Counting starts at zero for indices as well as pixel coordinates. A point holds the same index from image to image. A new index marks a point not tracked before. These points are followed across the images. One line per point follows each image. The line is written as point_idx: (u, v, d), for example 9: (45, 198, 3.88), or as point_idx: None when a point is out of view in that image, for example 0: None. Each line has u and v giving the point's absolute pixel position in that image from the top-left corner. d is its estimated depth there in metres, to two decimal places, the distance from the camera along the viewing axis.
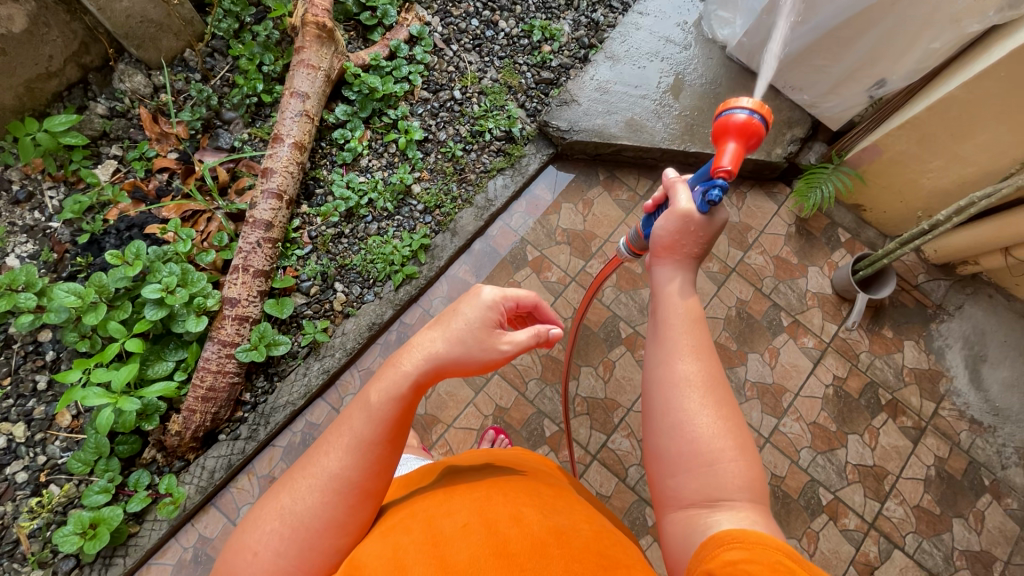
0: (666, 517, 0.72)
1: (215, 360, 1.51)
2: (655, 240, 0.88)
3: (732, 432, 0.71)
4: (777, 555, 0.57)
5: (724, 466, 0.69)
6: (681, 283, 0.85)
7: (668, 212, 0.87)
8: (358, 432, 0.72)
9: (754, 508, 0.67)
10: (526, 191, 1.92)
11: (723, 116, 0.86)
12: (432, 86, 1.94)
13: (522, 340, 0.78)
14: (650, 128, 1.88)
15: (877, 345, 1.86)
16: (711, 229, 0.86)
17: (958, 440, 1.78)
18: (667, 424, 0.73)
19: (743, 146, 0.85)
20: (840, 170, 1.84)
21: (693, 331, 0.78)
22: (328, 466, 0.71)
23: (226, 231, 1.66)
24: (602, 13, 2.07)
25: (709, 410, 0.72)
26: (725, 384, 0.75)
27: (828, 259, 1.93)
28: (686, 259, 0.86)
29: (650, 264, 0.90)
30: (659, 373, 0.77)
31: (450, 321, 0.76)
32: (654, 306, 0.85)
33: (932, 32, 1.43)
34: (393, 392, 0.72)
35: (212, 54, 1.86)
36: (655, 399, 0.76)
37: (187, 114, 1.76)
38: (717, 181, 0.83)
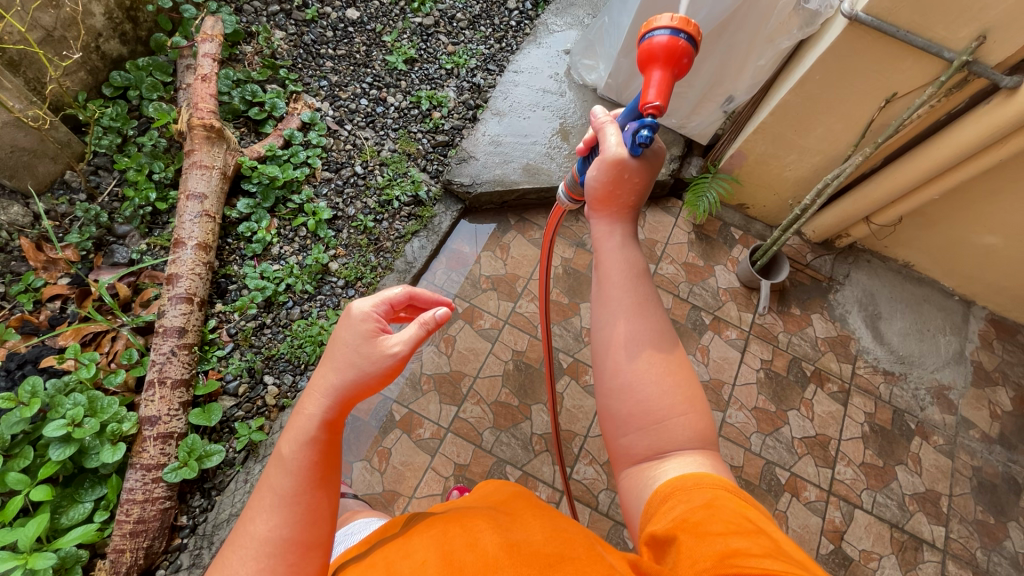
0: (622, 472, 0.76)
1: (141, 488, 1.38)
2: (592, 191, 0.86)
3: (681, 386, 0.74)
4: (715, 492, 0.65)
5: (675, 420, 0.72)
6: (620, 236, 0.85)
7: (599, 161, 0.85)
8: (280, 489, 0.71)
9: (704, 455, 0.72)
10: (444, 247, 1.97)
11: (646, 40, 0.87)
12: (333, 165, 1.99)
13: (409, 335, 0.76)
14: (546, 169, 2.02)
15: (791, 324, 2.03)
16: (643, 175, 0.85)
17: (879, 393, 1.95)
18: (619, 385, 0.75)
19: (670, 72, 0.87)
20: (718, 177, 2.05)
21: (635, 290, 0.79)
22: (256, 532, 0.69)
23: (135, 347, 1.56)
24: (482, 77, 2.24)
25: (657, 368, 0.74)
26: (669, 338, 0.78)
27: (728, 255, 2.11)
28: (622, 209, 0.86)
29: (589, 216, 0.89)
30: (606, 335, 0.78)
31: (336, 350, 0.75)
32: (596, 261, 0.85)
33: (757, 51, 1.68)
34: (303, 438, 0.72)
35: (97, 172, 1.81)
36: (605, 359, 0.78)
37: (75, 236, 1.69)
38: (647, 121, 0.81)
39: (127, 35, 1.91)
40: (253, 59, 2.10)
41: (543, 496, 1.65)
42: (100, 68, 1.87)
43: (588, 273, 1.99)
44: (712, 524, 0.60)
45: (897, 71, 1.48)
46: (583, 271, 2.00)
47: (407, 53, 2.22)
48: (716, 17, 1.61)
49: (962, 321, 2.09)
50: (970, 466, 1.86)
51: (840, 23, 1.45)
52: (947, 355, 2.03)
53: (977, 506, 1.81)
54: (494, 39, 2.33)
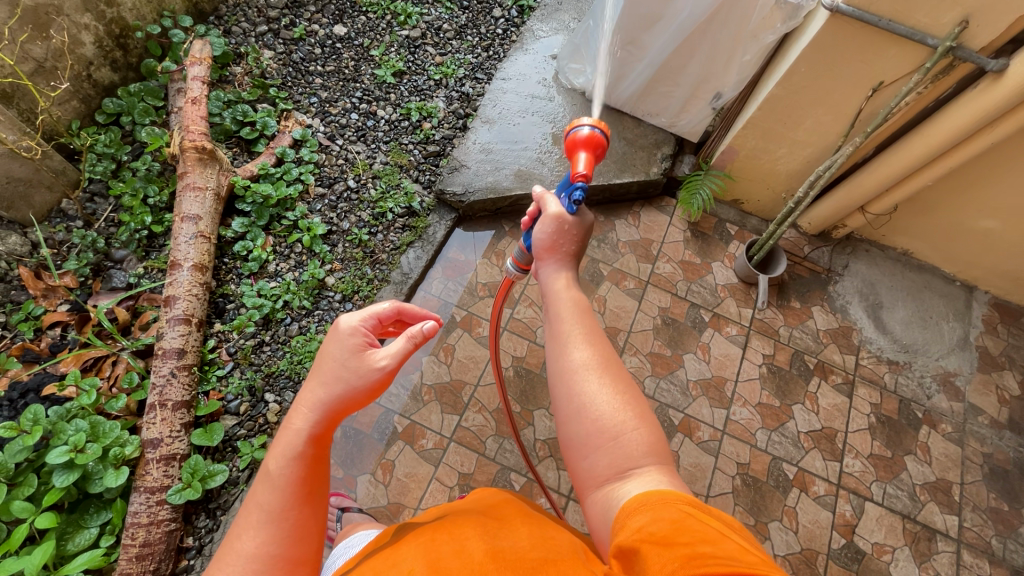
0: (588, 498, 0.73)
1: (146, 511, 1.38)
2: (537, 244, 0.91)
3: (632, 404, 0.74)
4: (681, 507, 0.62)
5: (630, 435, 0.71)
6: (566, 279, 0.89)
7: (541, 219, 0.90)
8: (267, 504, 0.70)
9: (660, 471, 0.70)
10: (440, 257, 1.98)
11: (570, 132, 0.92)
12: (326, 180, 2.00)
13: (397, 349, 0.76)
14: (538, 174, 2.03)
15: (791, 317, 2.02)
16: (582, 230, 0.92)
17: (884, 383, 1.93)
18: (573, 410, 0.75)
19: (594, 155, 0.91)
20: (711, 174, 2.06)
21: (581, 320, 0.82)
22: (243, 549, 0.69)
23: (136, 370, 1.57)
24: (470, 85, 2.25)
25: (607, 388, 0.75)
26: (617, 361, 0.79)
27: (725, 252, 2.11)
28: (567, 257, 0.90)
29: (536, 269, 0.92)
30: (558, 364, 0.79)
31: (323, 365, 0.76)
32: (546, 304, 0.88)
33: (742, 47, 1.69)
34: (290, 453, 0.72)
35: (93, 198, 1.83)
36: (559, 389, 0.78)
37: (73, 262, 1.70)
38: (577, 185, 0.87)
39: (118, 62, 1.94)
40: (243, 80, 2.12)
41: (549, 502, 1.64)
42: (93, 96, 1.90)
43: (585, 275, 2.00)
44: (680, 534, 0.57)
45: (883, 59, 1.48)
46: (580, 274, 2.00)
47: (395, 66, 2.24)
48: (698, 14, 1.63)
49: (965, 307, 2.08)
50: (980, 453, 1.84)
51: (822, 15, 1.45)
52: (952, 342, 2.01)
53: (990, 494, 1.79)
54: (481, 47, 2.35)
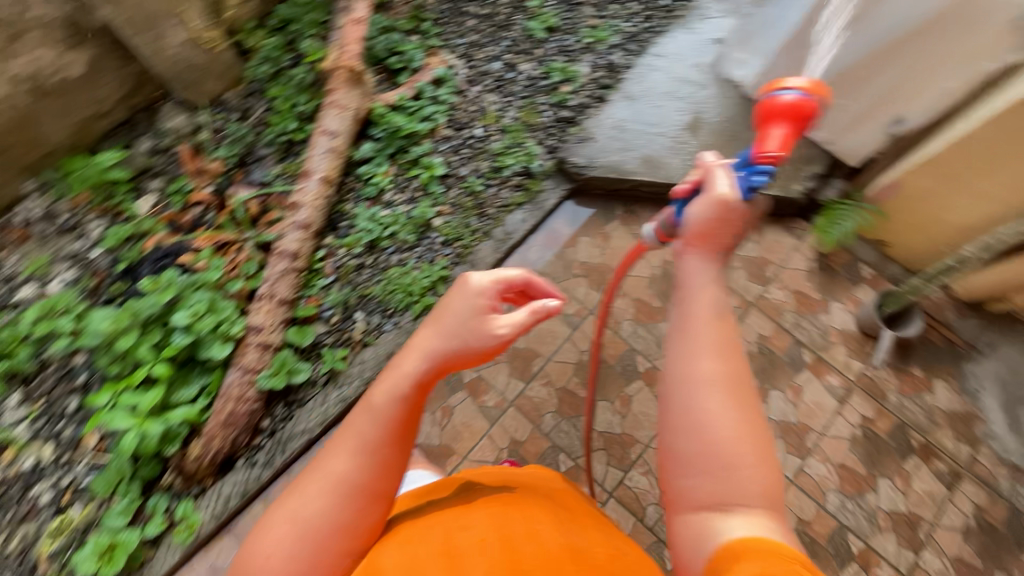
0: (678, 515, 0.69)
1: (238, 385, 1.55)
2: (688, 225, 0.78)
3: (754, 437, 0.68)
4: (794, 566, 0.58)
5: (744, 471, 0.66)
6: (712, 273, 0.75)
7: (704, 199, 0.77)
8: (364, 435, 0.74)
9: (769, 516, 0.65)
10: (545, 225, 1.94)
11: (770, 96, 0.82)
12: (455, 124, 2.02)
13: (519, 319, 0.75)
14: (666, 164, 1.91)
15: (907, 385, 1.80)
16: (751, 216, 0.84)
17: (998, 487, 1.69)
18: (687, 425, 0.69)
19: (791, 130, 0.82)
20: (862, 206, 1.83)
21: (718, 327, 0.72)
22: (334, 470, 0.73)
23: (255, 261, 1.72)
24: (619, 55, 2.14)
25: (732, 414, 0.68)
26: (747, 383, 0.70)
27: (850, 294, 1.90)
28: (718, 249, 0.77)
29: (679, 248, 0.80)
30: (678, 369, 0.71)
31: (444, 317, 0.76)
32: (679, 294, 0.77)
33: (947, 71, 1.47)
34: (396, 393, 0.75)
35: (250, 96, 1.98)
36: (673, 397, 0.71)
37: (224, 151, 1.88)
38: (762, 166, 0.79)
39: None
40: (402, 9, 2.16)
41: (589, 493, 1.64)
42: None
43: None
44: None
45: None
46: None
47: (549, 22, 2.18)
48: (908, 23, 1.43)
49: None
50: None
51: None
52: None
53: None
54: (641, 17, 2.21)
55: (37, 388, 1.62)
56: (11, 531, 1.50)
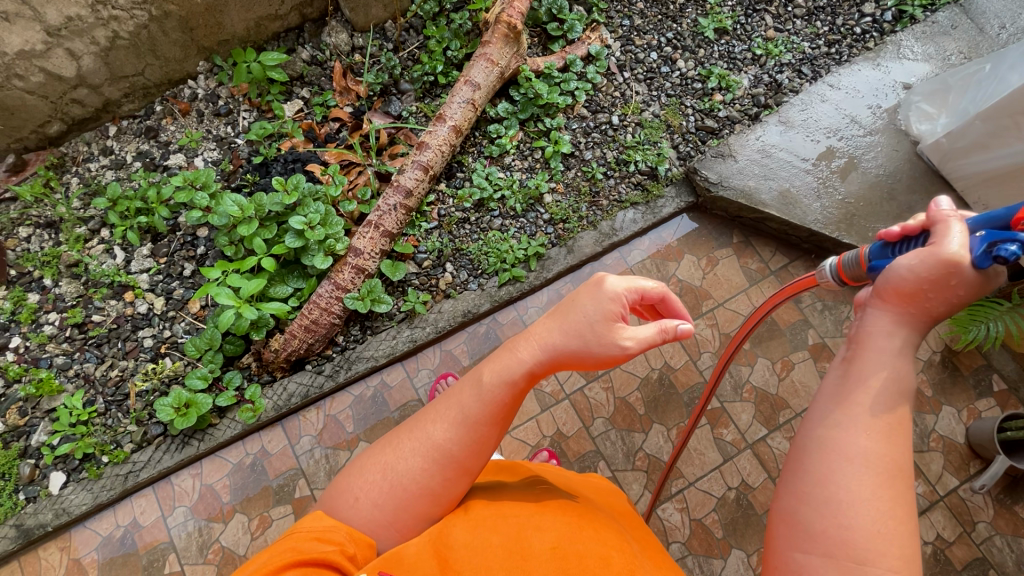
0: None
1: (326, 298, 1.63)
2: (889, 276, 0.68)
3: (902, 538, 0.60)
4: None
5: (878, 570, 0.58)
6: (899, 343, 0.67)
7: (926, 249, 0.66)
8: (467, 409, 0.76)
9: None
10: (652, 231, 1.87)
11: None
12: (594, 106, 1.96)
13: (646, 336, 0.73)
14: (805, 205, 1.76)
15: (1003, 521, 1.58)
16: (972, 292, 0.65)
17: None
18: (822, 497, 0.62)
19: None
20: (1017, 312, 1.53)
21: (884, 404, 0.65)
22: (433, 435, 0.77)
23: (371, 188, 1.79)
24: (788, 76, 1.97)
25: (881, 503, 0.60)
26: (905, 479, 0.63)
27: (969, 403, 1.68)
28: (917, 316, 0.67)
29: (864, 303, 0.71)
30: (827, 435, 0.65)
31: (570, 314, 0.76)
32: (848, 355, 0.70)
33: None
34: (506, 376, 0.76)
35: (409, 30, 2.03)
36: (814, 461, 0.65)
37: (371, 77, 1.94)
38: (1019, 233, 0.62)
39: None
40: None
41: None
42: None
43: (786, 329, 1.76)
44: None
45: None
46: (782, 326, 1.77)
47: (722, 22, 2.03)
48: None
49: None
50: None
51: None
52: None
53: None
54: (825, 40, 2.01)
55: (163, 247, 1.81)
56: (115, 361, 1.71)
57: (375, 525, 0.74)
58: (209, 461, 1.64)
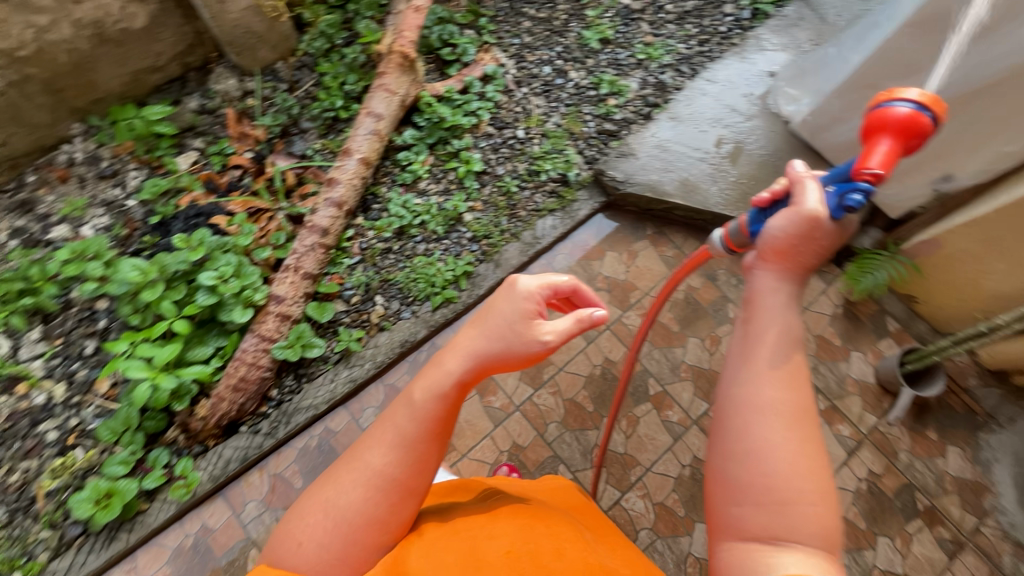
0: (721, 543, 0.68)
1: (252, 352, 1.55)
2: (766, 238, 0.75)
3: (816, 474, 0.65)
4: None
5: (801, 507, 0.63)
6: (784, 297, 0.73)
7: (788, 210, 0.74)
8: (402, 429, 0.76)
9: (826, 560, 0.62)
10: (573, 235, 1.94)
11: (881, 108, 0.72)
12: (498, 123, 2.02)
13: (564, 327, 0.75)
14: (704, 190, 1.90)
15: (919, 446, 1.76)
16: (834, 240, 0.75)
17: (999, 562, 1.64)
18: (744, 450, 0.67)
19: (900, 148, 0.72)
20: (897, 259, 1.79)
21: (782, 353, 0.70)
22: (371, 462, 0.75)
23: (284, 232, 1.74)
24: (670, 76, 2.13)
25: (793, 446, 0.66)
26: (811, 418, 0.68)
27: (873, 345, 1.87)
28: (796, 270, 0.74)
29: (751, 265, 0.78)
30: (738, 392, 0.70)
31: (489, 318, 0.77)
32: (745, 316, 0.75)
33: (1006, 135, 1.43)
34: (436, 390, 0.76)
35: (301, 68, 1.99)
36: (733, 418, 0.70)
37: (268, 119, 1.89)
38: (860, 186, 0.70)
39: None
40: None
41: None
42: None
43: (709, 307, 1.87)
44: None
45: None
46: (705, 305, 1.88)
47: (604, 33, 2.17)
48: (973, 81, 1.39)
49: None
50: None
51: None
52: None
53: None
54: (697, 40, 2.20)
55: (57, 328, 1.65)
56: (14, 464, 1.52)
57: (322, 566, 0.70)
58: (144, 551, 1.49)
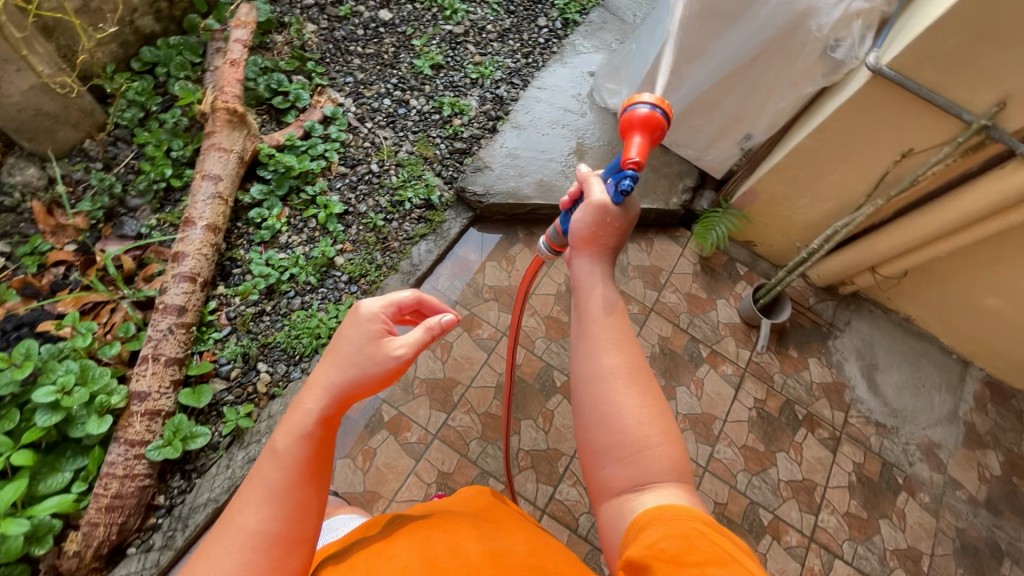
0: (601, 504, 0.76)
1: (121, 463, 1.38)
2: (574, 232, 0.87)
3: (659, 418, 0.75)
4: (695, 525, 0.65)
5: (652, 450, 0.73)
6: (601, 276, 0.85)
7: (583, 206, 0.86)
8: (272, 481, 0.74)
9: (681, 488, 0.72)
10: (450, 254, 1.97)
11: (627, 112, 0.89)
12: (350, 161, 2.00)
13: (414, 339, 0.79)
14: (559, 187, 2.03)
15: (787, 365, 2.02)
16: (626, 221, 0.88)
17: (868, 444, 1.93)
18: (597, 416, 0.76)
19: (649, 140, 0.88)
20: (729, 213, 2.06)
21: (611, 324, 0.80)
22: (244, 523, 0.71)
23: (133, 320, 1.56)
24: (505, 89, 2.26)
25: (635, 400, 0.75)
26: (647, 371, 0.78)
27: (732, 290, 2.11)
28: (603, 251, 0.87)
29: (570, 257, 0.89)
30: (583, 367, 0.79)
31: (339, 349, 0.78)
32: (577, 299, 0.86)
33: (778, 94, 1.70)
34: (299, 432, 0.76)
35: (116, 143, 1.82)
36: (584, 391, 0.78)
37: (87, 203, 1.70)
38: (628, 172, 0.83)
39: (161, 13, 1.92)
40: (282, 49, 2.11)
41: None
42: (132, 42, 1.89)
43: None
44: (690, 555, 0.60)
45: (916, 128, 1.49)
46: None
47: (434, 59, 2.25)
48: (741, 55, 1.63)
49: (958, 380, 2.08)
50: (954, 527, 1.85)
51: (863, 74, 1.47)
52: (941, 413, 2.01)
53: (959, 569, 1.79)
54: (521, 53, 2.36)
55: None
56: None
57: None
58: None
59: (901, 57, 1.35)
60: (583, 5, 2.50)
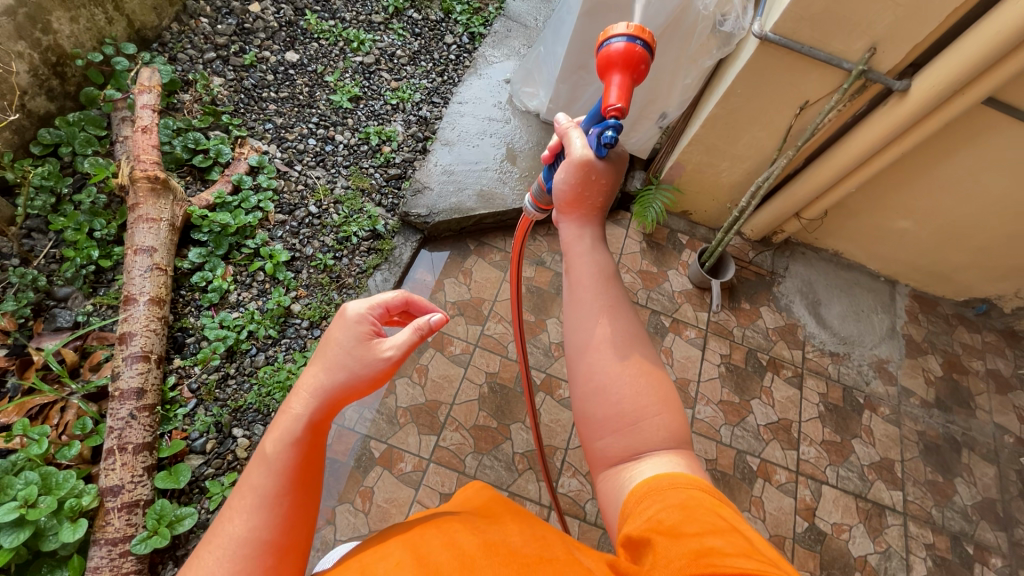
0: (599, 476, 0.81)
1: (108, 565, 1.30)
2: (560, 194, 0.90)
3: (655, 388, 0.79)
4: (691, 493, 0.69)
5: (649, 420, 0.77)
6: (588, 241, 0.88)
7: (566, 164, 0.89)
8: (261, 487, 0.72)
9: (679, 454, 0.77)
10: (407, 278, 1.98)
11: (604, 48, 0.92)
12: (286, 207, 1.96)
13: (404, 340, 0.82)
14: (500, 194, 2.08)
15: (742, 318, 2.15)
16: (613, 175, 0.90)
17: (828, 373, 2.09)
18: (594, 389, 0.80)
19: (629, 76, 0.91)
20: (662, 188, 2.18)
21: (602, 292, 0.84)
22: (234, 532, 0.69)
23: (89, 414, 1.47)
24: (428, 109, 2.29)
25: (629, 372, 0.79)
26: (640, 340, 0.83)
27: (679, 260, 2.23)
28: (590, 211, 0.89)
29: (557, 219, 0.92)
30: (577, 337, 0.83)
31: (327, 351, 0.80)
32: (567, 266, 0.89)
33: (683, 71, 1.82)
34: (289, 437, 0.75)
35: (31, 235, 1.71)
36: (581, 359, 0.82)
37: (11, 303, 1.57)
38: (610, 121, 0.86)
39: (54, 92, 1.84)
40: (193, 107, 2.05)
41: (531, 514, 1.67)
42: (27, 126, 1.78)
43: (550, 289, 2.04)
44: (688, 525, 0.64)
45: (806, 81, 1.64)
46: (547, 287, 2.05)
47: (351, 91, 2.24)
48: None
49: (890, 300, 2.28)
50: (915, 431, 2.02)
51: (751, 43, 1.60)
52: (882, 331, 2.20)
53: (927, 468, 1.97)
54: (436, 73, 2.40)
55: None
56: None
57: None
58: None
59: (780, 23, 1.49)
60: (486, 17, 2.57)
